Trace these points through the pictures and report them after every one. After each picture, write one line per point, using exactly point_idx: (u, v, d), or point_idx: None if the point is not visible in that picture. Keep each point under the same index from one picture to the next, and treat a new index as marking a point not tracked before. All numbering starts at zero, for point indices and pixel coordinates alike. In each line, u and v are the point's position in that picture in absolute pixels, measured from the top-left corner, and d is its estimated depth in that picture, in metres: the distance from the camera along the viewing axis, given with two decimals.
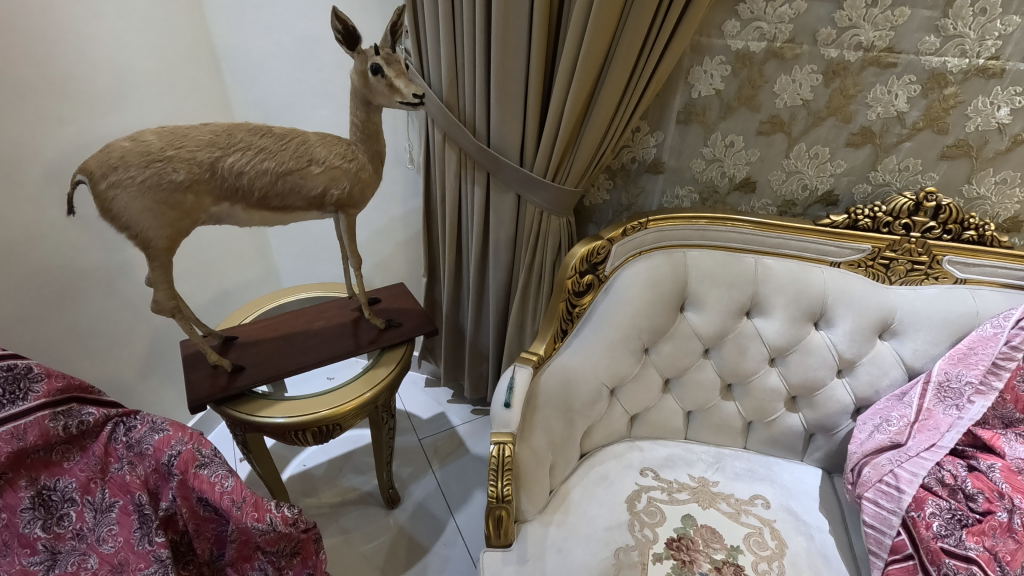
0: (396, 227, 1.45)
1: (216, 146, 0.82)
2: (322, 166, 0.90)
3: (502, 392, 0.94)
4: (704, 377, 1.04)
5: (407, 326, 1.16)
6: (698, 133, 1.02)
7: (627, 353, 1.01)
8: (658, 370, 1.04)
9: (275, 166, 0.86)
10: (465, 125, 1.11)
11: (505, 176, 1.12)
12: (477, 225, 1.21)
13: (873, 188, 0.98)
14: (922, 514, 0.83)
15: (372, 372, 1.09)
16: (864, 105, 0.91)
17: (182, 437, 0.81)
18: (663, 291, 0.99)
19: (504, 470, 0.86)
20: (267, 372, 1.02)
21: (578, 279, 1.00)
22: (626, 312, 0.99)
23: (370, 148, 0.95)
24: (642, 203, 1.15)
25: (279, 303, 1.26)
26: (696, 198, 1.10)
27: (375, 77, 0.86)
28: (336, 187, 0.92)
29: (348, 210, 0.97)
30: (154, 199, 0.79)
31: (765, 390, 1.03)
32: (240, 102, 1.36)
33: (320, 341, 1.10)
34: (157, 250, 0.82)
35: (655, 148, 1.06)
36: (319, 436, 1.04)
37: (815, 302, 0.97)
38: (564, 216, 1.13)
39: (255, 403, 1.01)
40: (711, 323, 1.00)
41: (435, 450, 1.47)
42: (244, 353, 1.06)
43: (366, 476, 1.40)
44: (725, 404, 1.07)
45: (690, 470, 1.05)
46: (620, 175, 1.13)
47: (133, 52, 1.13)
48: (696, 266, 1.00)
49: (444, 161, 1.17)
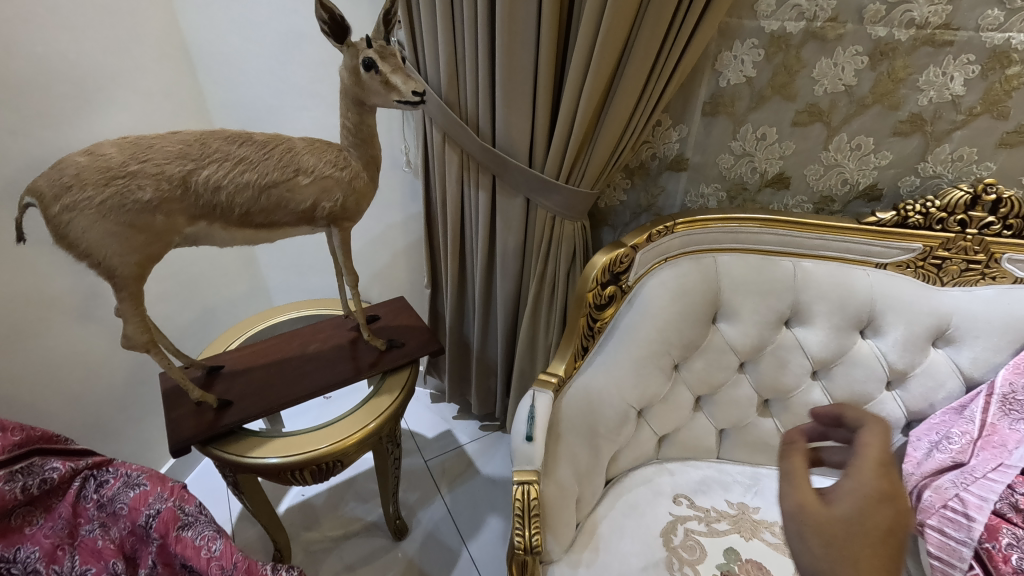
0: (394, 235, 1.35)
1: (188, 158, 0.71)
2: (310, 177, 0.79)
3: (522, 423, 0.84)
4: (739, 394, 0.95)
5: (410, 347, 1.07)
6: (727, 127, 0.92)
7: (657, 371, 0.92)
8: (689, 388, 0.95)
9: (257, 178, 0.75)
10: (467, 123, 1.01)
11: (512, 179, 1.02)
12: (482, 231, 1.11)
13: (922, 181, 0.89)
14: (998, 545, 0.74)
15: (375, 401, 0.99)
16: (915, 89, 0.81)
17: (162, 493, 0.71)
18: (692, 301, 0.90)
19: (532, 515, 0.76)
20: (258, 407, 0.92)
21: (599, 291, 0.91)
22: (654, 327, 0.91)
23: (365, 154, 0.85)
24: (662, 204, 1.05)
25: (270, 325, 1.15)
26: (723, 196, 1.00)
27: (367, 73, 0.76)
28: (328, 199, 0.82)
29: (341, 223, 0.87)
30: (118, 222, 0.68)
31: (808, 406, 0.93)
32: (218, 105, 1.25)
33: (318, 368, 1.00)
34: (125, 279, 0.72)
35: (678, 143, 0.97)
36: (318, 475, 0.94)
37: (862, 308, 0.88)
38: (579, 220, 1.03)
39: (246, 442, 0.91)
40: (747, 336, 0.91)
41: (443, 472, 1.37)
42: (232, 384, 0.96)
43: (370, 504, 1.30)
44: (761, 422, 0.97)
45: (727, 495, 0.96)
46: (638, 173, 1.03)
47: (97, 55, 1.01)
48: (728, 272, 0.91)
49: (445, 163, 1.07)
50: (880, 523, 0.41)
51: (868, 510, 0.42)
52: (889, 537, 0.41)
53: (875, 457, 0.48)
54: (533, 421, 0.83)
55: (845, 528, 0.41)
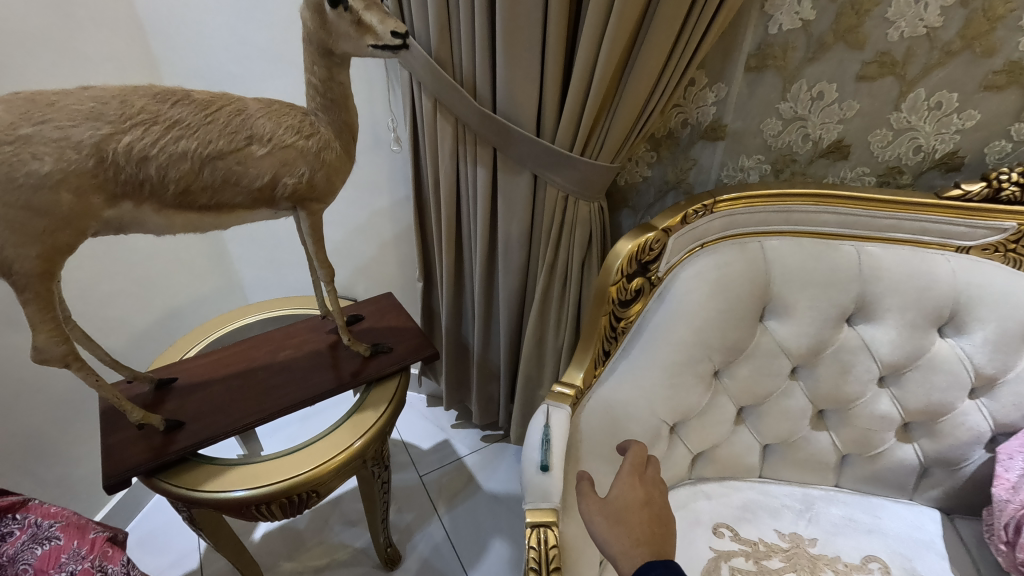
0: (380, 222, 1.19)
1: (103, 120, 0.55)
2: (265, 147, 0.64)
3: (534, 451, 0.69)
4: (791, 405, 0.80)
5: (399, 352, 0.91)
6: (775, 84, 0.77)
7: (694, 380, 0.76)
8: (731, 398, 0.80)
9: (197, 147, 0.59)
10: (462, 86, 0.84)
11: (518, 152, 0.86)
12: (481, 216, 0.95)
13: (1015, 146, 0.73)
14: None
15: (356, 418, 0.84)
16: (1016, 29, 0.65)
17: (80, 550, 0.57)
18: (737, 295, 0.75)
19: (551, 568, 0.60)
20: (215, 428, 0.76)
21: (625, 285, 0.76)
22: (692, 327, 0.75)
23: (335, 119, 0.69)
24: (694, 180, 0.89)
25: (237, 327, 0.99)
26: (767, 170, 0.85)
27: (334, 11, 0.60)
28: (291, 175, 0.66)
29: (309, 205, 0.71)
30: (9, 202, 0.52)
31: (872, 419, 0.78)
32: (172, 73, 1.08)
33: (289, 380, 0.85)
34: (26, 277, 0.56)
35: (714, 105, 0.81)
36: (289, 508, 0.78)
37: (944, 301, 0.72)
38: (596, 200, 0.88)
39: (202, 472, 0.75)
40: (802, 337, 0.76)
41: (441, 489, 1.22)
42: (185, 401, 0.80)
43: (359, 528, 1.15)
44: (815, 436, 0.82)
45: (777, 524, 0.81)
46: (666, 144, 0.87)
47: (16, 7, 0.85)
48: (778, 259, 0.76)
49: (436, 135, 0.91)
50: (642, 502, 0.54)
51: (628, 490, 0.55)
52: (643, 509, 0.53)
53: (637, 500, 0.54)
54: (548, 452, 0.68)
55: (616, 510, 0.53)
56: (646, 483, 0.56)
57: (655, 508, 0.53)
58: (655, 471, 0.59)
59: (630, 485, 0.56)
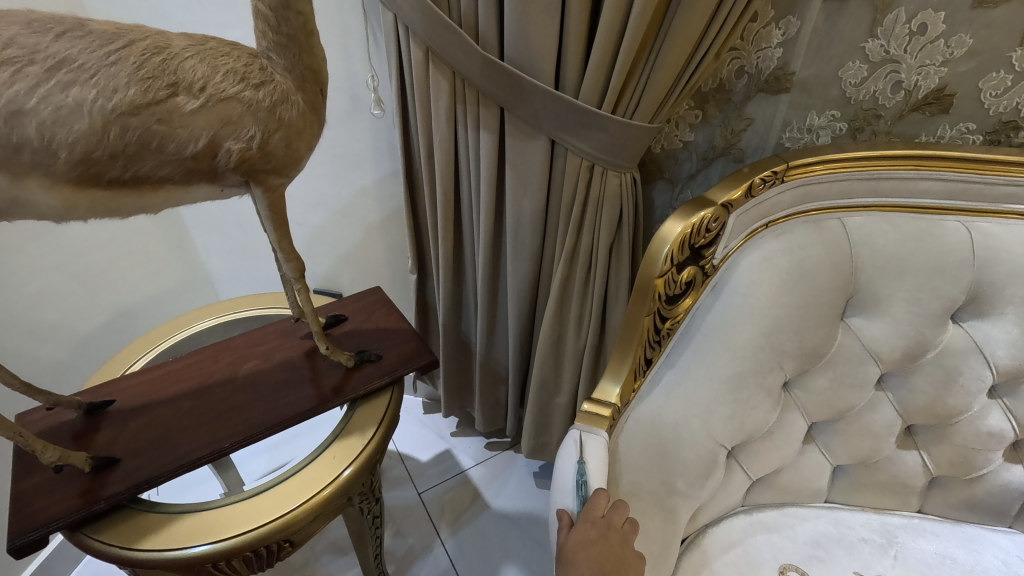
0: (365, 203, 1.02)
1: None
2: (197, 100, 0.47)
3: (568, 498, 0.54)
4: (875, 420, 0.65)
5: (389, 361, 0.75)
6: (863, 14, 0.60)
7: (760, 393, 0.61)
8: (802, 413, 0.65)
9: (96, 97, 0.42)
10: (461, 28, 0.67)
11: (533, 111, 0.69)
12: (486, 192, 0.78)
13: None
14: None
15: (340, 445, 0.68)
16: None
17: None
18: (817, 287, 0.59)
19: None
20: (158, 465, 0.60)
21: (673, 276, 0.60)
22: (759, 328, 0.60)
23: (295, 64, 0.52)
24: (747, 145, 0.73)
25: (194, 333, 0.83)
26: (841, 129, 0.68)
27: None
28: (235, 138, 0.49)
29: (265, 180, 0.54)
30: None
31: (978, 437, 0.63)
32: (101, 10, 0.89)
33: (255, 399, 0.68)
34: None
35: (780, 47, 0.64)
36: (255, 563, 0.62)
37: None
38: (628, 170, 0.71)
39: (143, 523, 0.59)
40: (896, 338, 0.60)
41: (443, 508, 1.07)
42: (122, 432, 0.64)
43: (349, 557, 1.01)
44: (900, 456, 0.67)
45: (857, 564, 0.66)
46: (714, 99, 0.71)
47: None
48: (869, 240, 0.59)
49: (429, 94, 0.74)
50: (599, 538, 0.49)
51: (585, 529, 0.49)
52: (599, 545, 0.48)
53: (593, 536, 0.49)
54: (586, 501, 0.53)
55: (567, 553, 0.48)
56: (606, 522, 0.50)
57: (612, 545, 0.48)
58: (621, 508, 0.52)
59: (587, 525, 0.50)
